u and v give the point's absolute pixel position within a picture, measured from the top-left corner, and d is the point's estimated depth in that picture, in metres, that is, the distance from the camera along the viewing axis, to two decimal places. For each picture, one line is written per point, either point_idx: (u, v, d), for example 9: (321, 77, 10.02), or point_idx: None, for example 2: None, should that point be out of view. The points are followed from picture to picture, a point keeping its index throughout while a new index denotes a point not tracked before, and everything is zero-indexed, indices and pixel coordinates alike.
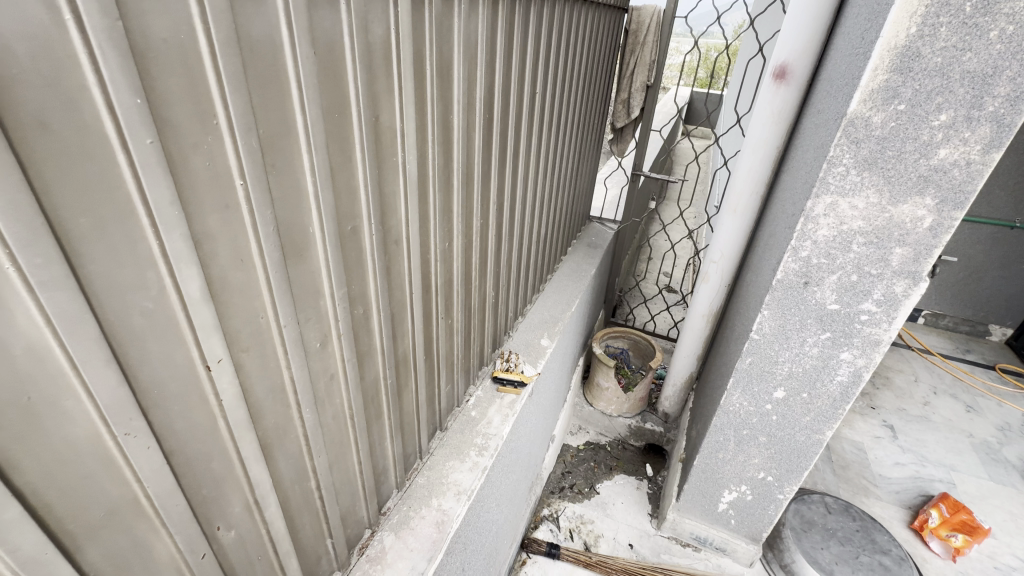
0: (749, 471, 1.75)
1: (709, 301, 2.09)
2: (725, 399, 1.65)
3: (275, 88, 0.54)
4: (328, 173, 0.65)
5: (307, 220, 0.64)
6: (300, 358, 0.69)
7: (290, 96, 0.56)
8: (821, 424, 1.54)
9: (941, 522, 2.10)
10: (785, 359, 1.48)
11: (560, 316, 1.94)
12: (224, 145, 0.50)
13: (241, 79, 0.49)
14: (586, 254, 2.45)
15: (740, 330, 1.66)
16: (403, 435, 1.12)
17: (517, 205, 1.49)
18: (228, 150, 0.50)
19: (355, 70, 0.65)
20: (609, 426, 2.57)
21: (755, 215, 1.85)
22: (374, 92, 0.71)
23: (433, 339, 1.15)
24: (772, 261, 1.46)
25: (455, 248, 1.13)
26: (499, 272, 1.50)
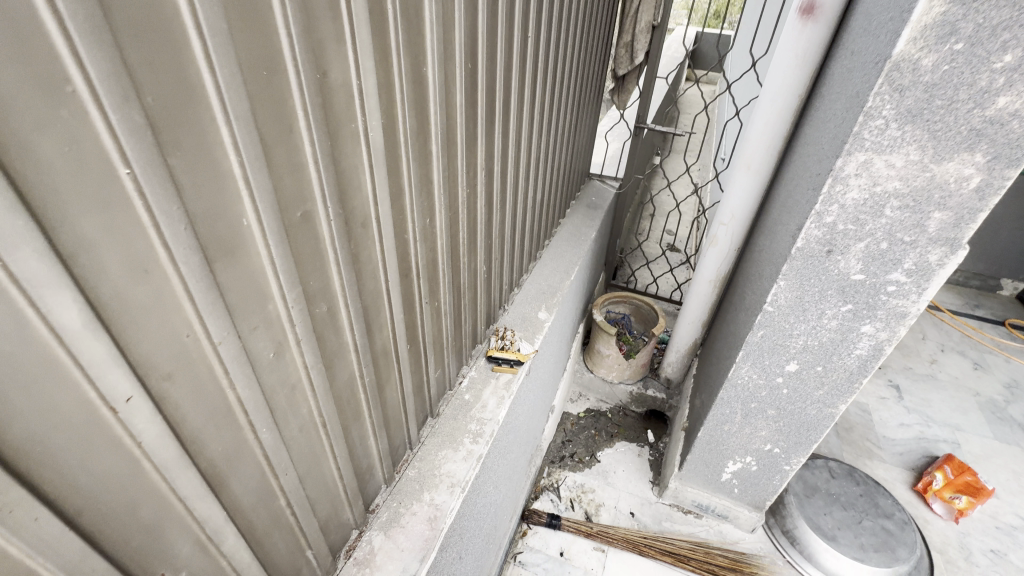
0: (755, 442, 1.69)
1: (717, 266, 1.96)
2: (733, 372, 1.56)
3: (163, 37, 0.40)
4: (258, 149, 0.51)
5: (236, 210, 0.51)
6: (248, 374, 0.58)
7: (190, 48, 0.42)
8: (834, 398, 1.46)
9: (945, 484, 2.08)
10: (800, 331, 1.38)
11: (558, 286, 1.82)
12: (90, 124, 0.36)
13: (101, 27, 0.35)
14: (585, 215, 2.30)
15: (750, 299, 1.55)
16: (390, 429, 1.03)
17: (508, 169, 1.33)
18: (99, 130, 0.37)
19: (284, 10, 0.50)
20: (610, 392, 2.51)
21: (771, 172, 1.69)
22: (316, 39, 0.55)
23: (418, 326, 1.04)
24: (790, 226, 1.33)
25: (439, 223, 0.99)
26: (490, 244, 1.37)
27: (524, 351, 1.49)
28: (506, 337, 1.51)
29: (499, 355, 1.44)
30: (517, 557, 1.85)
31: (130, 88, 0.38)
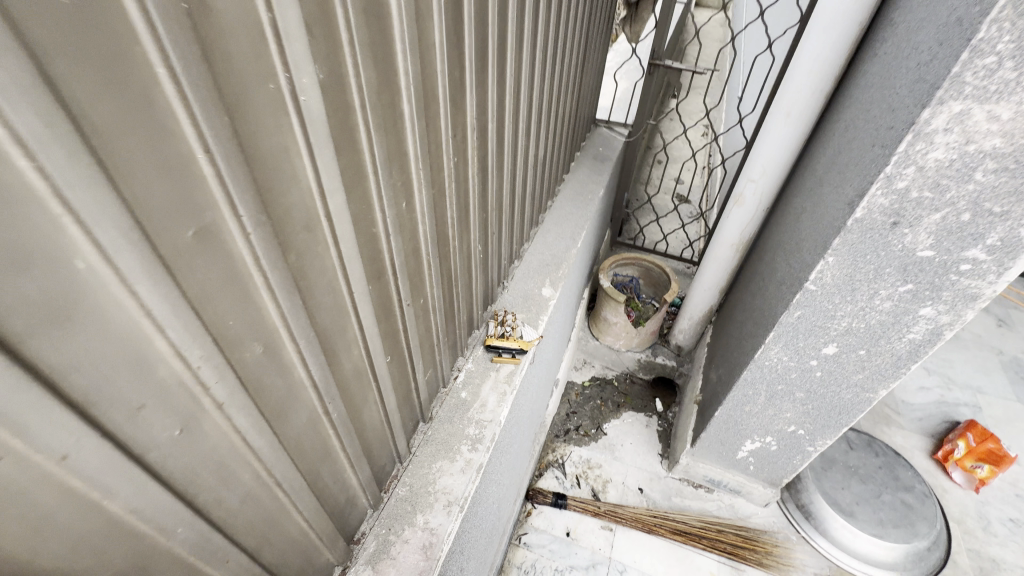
0: (778, 423, 1.57)
1: (741, 228, 1.75)
2: (760, 353, 1.40)
3: None
4: (81, 146, 0.30)
5: (55, 251, 0.30)
6: (139, 472, 0.41)
7: None
8: (874, 383, 1.30)
9: (966, 452, 1.98)
10: (845, 312, 1.20)
11: (564, 255, 1.61)
12: None
13: None
14: (592, 169, 2.04)
15: (785, 272, 1.35)
16: (372, 454, 0.87)
17: (506, 125, 1.08)
18: None
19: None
20: (617, 360, 2.37)
21: (813, 120, 1.43)
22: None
23: (400, 332, 0.85)
24: (845, 191, 1.11)
25: (421, 208, 0.78)
26: (487, 219, 1.15)
27: (527, 338, 1.31)
28: (507, 321, 1.32)
29: (497, 343, 1.26)
30: (522, 538, 1.78)
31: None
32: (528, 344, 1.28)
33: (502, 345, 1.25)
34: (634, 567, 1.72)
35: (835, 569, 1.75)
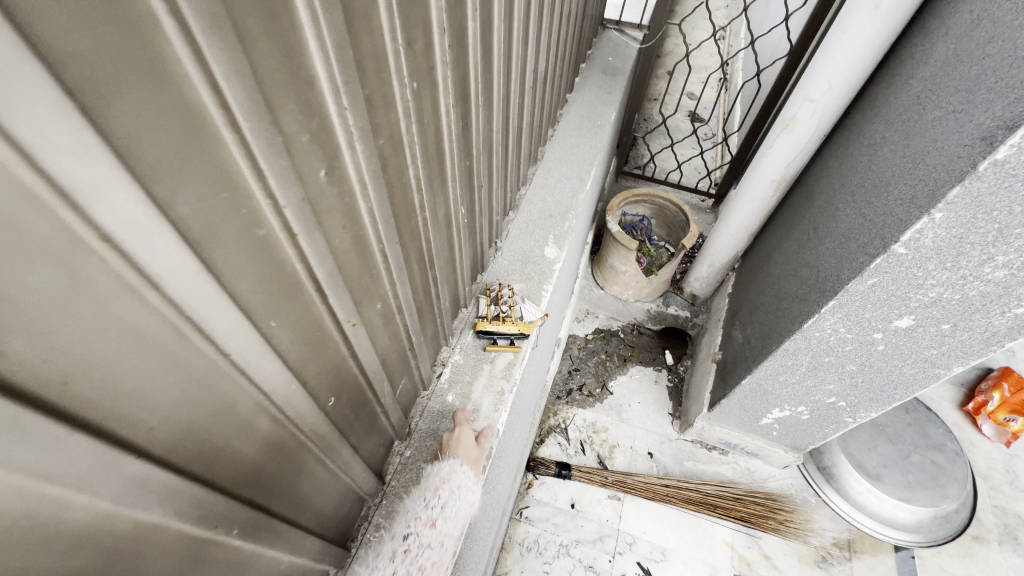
0: (816, 394, 1.36)
1: (787, 162, 1.42)
2: (811, 324, 1.15)
3: None
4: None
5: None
6: None
7: None
8: (951, 359, 1.07)
9: (1000, 404, 1.83)
10: (937, 281, 0.93)
11: (570, 202, 1.29)
12: None
13: None
14: (602, 87, 1.65)
15: (855, 224, 1.06)
16: (322, 517, 0.63)
17: (497, 26, 0.72)
18: None
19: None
20: (623, 309, 2.13)
21: (911, 14, 1.05)
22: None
23: (348, 363, 0.57)
24: (975, 121, 0.79)
25: (359, 176, 0.47)
26: (473, 170, 0.82)
27: (528, 318, 1.03)
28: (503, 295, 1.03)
29: (489, 326, 0.98)
30: (523, 512, 1.64)
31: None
32: (528, 326, 1.01)
33: (495, 327, 0.98)
34: (645, 538, 1.61)
35: (855, 532, 1.65)
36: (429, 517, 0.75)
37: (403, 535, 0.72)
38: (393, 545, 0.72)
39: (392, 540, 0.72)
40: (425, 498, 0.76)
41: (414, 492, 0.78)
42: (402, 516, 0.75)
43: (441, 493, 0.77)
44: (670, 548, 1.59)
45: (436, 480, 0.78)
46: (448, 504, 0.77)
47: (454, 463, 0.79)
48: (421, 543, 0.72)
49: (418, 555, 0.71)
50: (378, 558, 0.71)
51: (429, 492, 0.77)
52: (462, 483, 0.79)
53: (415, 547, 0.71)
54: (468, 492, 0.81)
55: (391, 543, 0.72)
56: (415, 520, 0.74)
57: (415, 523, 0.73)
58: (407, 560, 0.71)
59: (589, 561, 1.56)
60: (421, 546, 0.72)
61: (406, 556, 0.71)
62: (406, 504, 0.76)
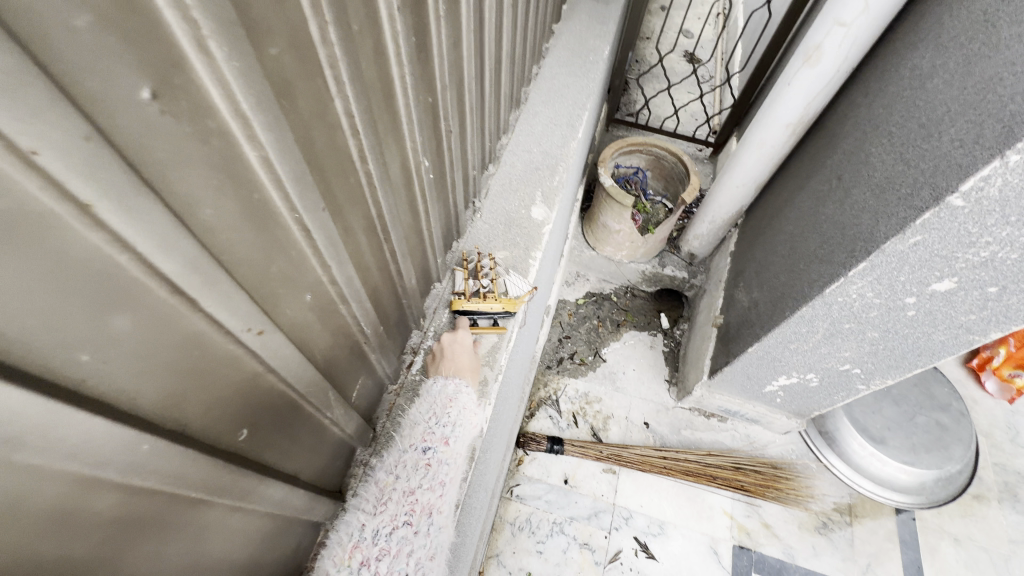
0: (828, 362, 1.25)
1: (806, 101, 1.24)
2: (835, 289, 1.01)
3: None
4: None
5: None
6: None
7: None
8: (989, 325, 0.95)
9: (1005, 360, 1.75)
10: (994, 239, 0.79)
11: (560, 153, 1.10)
12: None
13: None
14: (594, 16, 1.42)
15: (896, 173, 0.90)
16: (254, 564, 0.50)
17: None
18: None
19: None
20: (617, 271, 1.98)
21: None
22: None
23: (260, 382, 0.40)
24: None
25: (236, 107, 0.28)
26: (439, 110, 0.64)
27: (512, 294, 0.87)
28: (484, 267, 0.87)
29: (469, 305, 0.82)
30: (514, 491, 1.55)
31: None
32: (514, 304, 0.86)
33: (476, 307, 0.82)
34: (641, 512, 1.54)
35: (856, 496, 1.60)
36: (443, 433, 0.68)
37: (420, 449, 0.65)
38: (411, 459, 0.65)
39: (408, 453, 0.65)
40: (436, 414, 0.68)
41: (419, 406, 0.69)
42: (413, 430, 0.67)
43: (451, 410, 0.70)
44: (668, 521, 1.52)
45: (444, 396, 0.70)
46: (461, 420, 0.70)
47: (454, 371, 0.74)
48: (439, 459, 0.66)
49: (438, 471, 0.65)
50: (398, 473, 0.64)
51: (438, 409, 0.69)
52: (470, 401, 0.73)
53: (434, 462, 0.65)
54: (477, 411, 0.74)
55: (408, 457, 0.65)
56: (430, 435, 0.67)
57: (431, 438, 0.66)
58: (428, 475, 0.64)
59: (584, 538, 1.48)
60: (440, 462, 0.65)
61: (427, 472, 0.64)
62: (412, 418, 0.68)
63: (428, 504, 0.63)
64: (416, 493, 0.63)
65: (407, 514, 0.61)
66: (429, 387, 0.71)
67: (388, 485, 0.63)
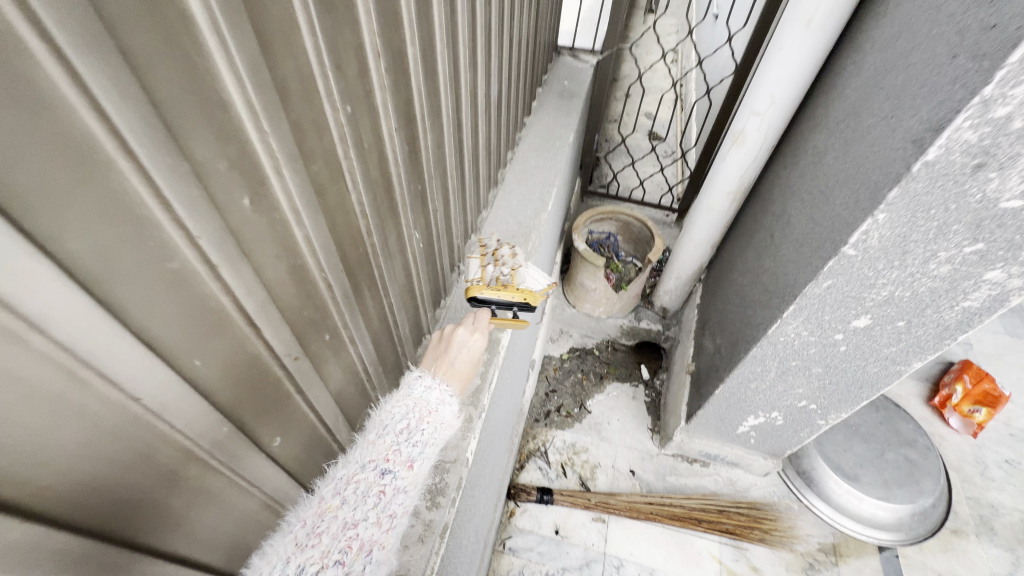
0: (787, 399, 1.38)
1: (740, 173, 1.47)
2: (774, 330, 1.16)
3: None
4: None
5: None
6: None
7: None
8: (910, 355, 1.09)
9: (963, 396, 1.89)
10: (887, 280, 0.96)
11: (532, 222, 1.29)
12: None
13: None
14: (559, 109, 1.68)
15: (807, 230, 1.10)
16: None
17: (439, 49, 0.72)
18: None
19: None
20: (597, 327, 2.14)
21: (839, 30, 1.12)
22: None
23: (292, 402, 0.54)
24: (904, 125, 0.82)
25: (293, 205, 0.44)
26: (426, 193, 0.81)
27: (532, 287, 1.00)
28: (504, 260, 1.00)
29: (487, 293, 0.95)
30: (506, 543, 1.59)
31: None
32: (535, 297, 0.98)
33: (495, 295, 0.95)
34: (632, 560, 1.57)
35: (839, 535, 1.65)
36: (409, 454, 0.60)
37: (379, 470, 0.56)
38: (366, 481, 0.55)
39: (364, 472, 0.56)
40: (407, 428, 0.61)
41: (394, 412, 0.62)
42: (374, 445, 0.59)
43: (424, 426, 0.63)
44: (659, 568, 1.55)
45: (423, 406, 0.64)
46: (430, 439, 0.63)
47: (444, 373, 0.74)
48: (397, 486, 0.57)
49: (391, 500, 0.57)
50: (346, 498, 0.54)
51: (411, 422, 0.62)
52: (448, 417, 0.67)
53: (390, 489, 0.57)
54: (452, 422, 0.68)
55: (363, 477, 0.55)
56: (395, 454, 0.58)
57: (394, 458, 0.58)
58: (378, 504, 0.55)
59: None
60: (396, 490, 0.57)
61: (378, 500, 0.56)
62: (381, 424, 0.60)
63: (371, 539, 0.54)
64: (359, 527, 0.53)
65: (342, 552, 0.51)
66: (410, 389, 0.66)
67: (329, 510, 0.53)
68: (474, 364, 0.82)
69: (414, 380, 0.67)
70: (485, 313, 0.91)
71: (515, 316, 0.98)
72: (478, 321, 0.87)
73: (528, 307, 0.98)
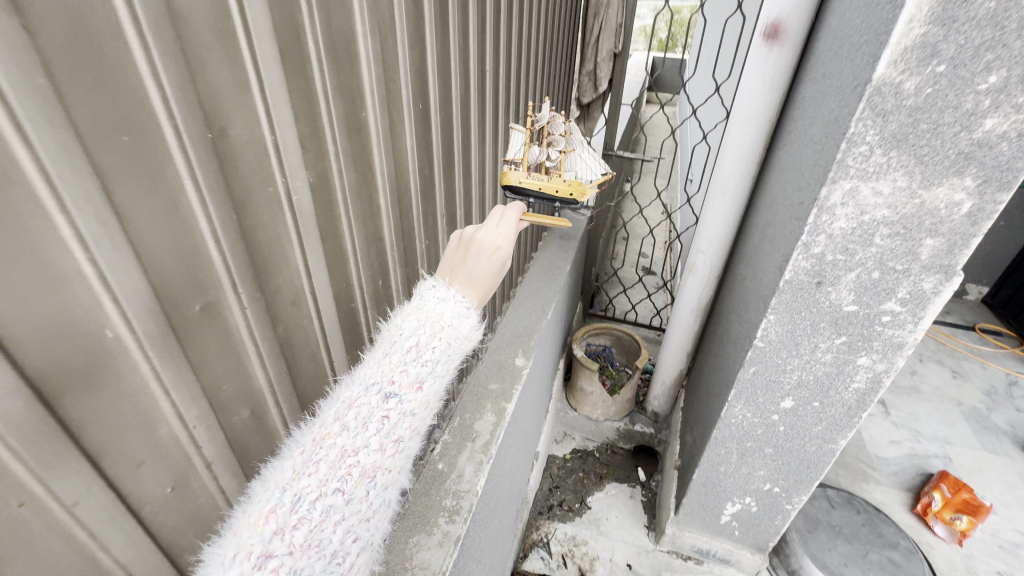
0: (754, 483, 1.59)
1: (698, 294, 1.89)
2: (725, 412, 1.47)
3: None
4: (99, 201, 0.36)
5: (78, 301, 0.36)
6: (128, 523, 0.44)
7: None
8: (834, 434, 1.37)
9: (944, 504, 2.01)
10: (793, 366, 1.30)
11: (535, 326, 1.70)
12: None
13: None
14: (559, 247, 2.20)
15: (738, 333, 1.47)
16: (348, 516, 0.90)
17: (474, 209, 1.22)
18: None
19: (128, 2, 0.35)
20: (597, 430, 2.39)
21: (745, 197, 1.65)
22: (198, 66, 0.42)
23: None
24: (775, 257, 1.26)
25: (397, 287, 0.87)
26: None
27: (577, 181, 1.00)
28: (551, 149, 1.02)
29: (525, 181, 0.96)
30: None
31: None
32: (577, 191, 0.99)
33: (534, 186, 0.96)
34: None
35: None
36: (415, 377, 0.61)
37: (383, 394, 0.58)
38: (368, 405, 0.57)
39: (368, 396, 0.58)
40: (414, 350, 0.61)
41: (403, 331, 0.63)
42: (380, 367, 0.60)
43: (433, 345, 0.63)
44: None
45: (432, 324, 0.64)
46: (439, 358, 0.64)
47: (459, 285, 0.69)
48: (402, 409, 0.59)
49: (395, 424, 0.58)
50: (346, 425, 0.56)
51: (419, 341, 0.62)
52: (461, 333, 0.67)
53: (395, 412, 0.58)
54: (467, 336, 0.68)
55: (365, 402, 0.57)
56: (400, 377, 0.60)
57: (399, 381, 0.60)
58: (381, 430, 0.57)
59: None
60: (400, 412, 0.59)
61: (381, 425, 0.57)
62: (387, 349, 0.62)
63: (373, 465, 0.56)
64: (359, 454, 0.55)
65: (341, 479, 0.53)
66: (422, 302, 0.66)
67: (330, 437, 0.55)
68: (500, 269, 0.74)
69: (427, 292, 0.67)
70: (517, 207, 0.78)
71: (555, 210, 0.98)
72: (505, 222, 0.75)
73: (571, 202, 0.98)
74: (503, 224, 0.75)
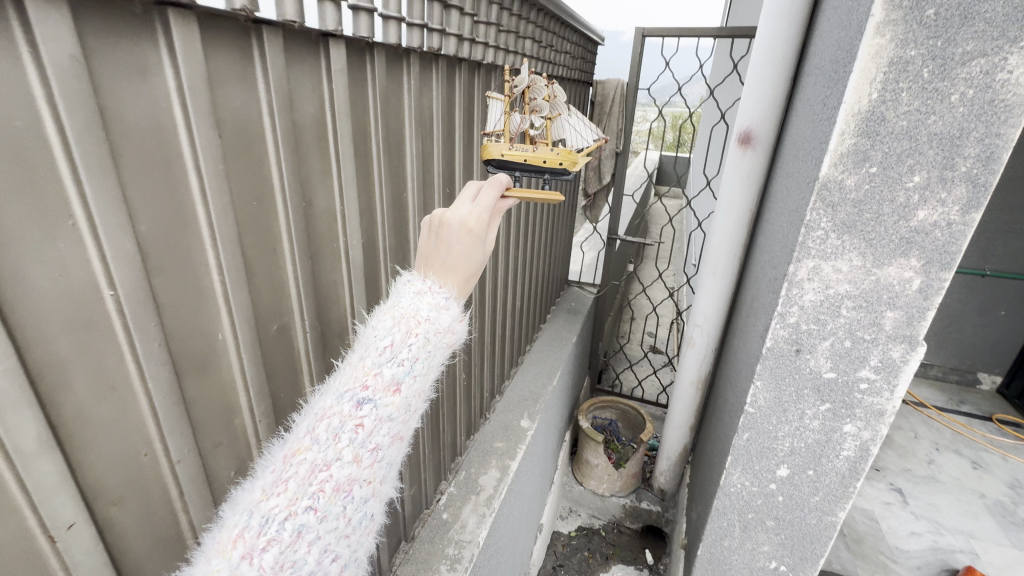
0: (759, 560, 1.57)
1: (697, 366, 1.99)
2: (724, 480, 1.50)
3: (167, 190, 0.46)
4: (233, 241, 0.53)
5: (207, 309, 0.52)
6: (203, 491, 0.56)
7: (189, 195, 0.48)
8: (832, 505, 1.39)
9: None
10: (784, 433, 1.37)
11: (541, 391, 1.80)
12: (93, 262, 0.41)
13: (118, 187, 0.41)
14: (566, 321, 2.35)
15: (732, 401, 1.55)
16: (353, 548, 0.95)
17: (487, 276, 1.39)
18: (98, 266, 0.41)
19: (270, 118, 0.55)
20: (602, 507, 2.35)
21: (735, 276, 1.81)
22: (302, 156, 0.61)
23: None
24: (759, 328, 1.39)
25: None
26: (471, 351, 1.38)
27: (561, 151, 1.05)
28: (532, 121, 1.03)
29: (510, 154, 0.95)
30: None
31: (111, 172, 0.41)
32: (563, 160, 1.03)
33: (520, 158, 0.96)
34: None
35: None
36: (390, 380, 0.60)
37: (356, 402, 0.58)
38: (340, 415, 0.58)
39: (341, 406, 0.58)
40: (388, 351, 0.61)
41: (378, 332, 0.63)
42: (354, 373, 0.60)
43: (410, 342, 0.62)
44: None
45: (408, 323, 0.63)
46: (417, 357, 0.63)
47: (435, 274, 0.67)
48: (377, 415, 0.59)
49: (370, 433, 0.58)
50: (316, 438, 0.56)
51: (394, 343, 0.62)
52: (441, 327, 0.66)
53: (368, 420, 0.58)
54: (449, 329, 0.67)
55: (337, 411, 0.58)
56: (374, 381, 0.60)
57: (373, 386, 0.59)
58: (354, 441, 0.57)
59: None
60: (375, 419, 0.59)
61: (354, 435, 0.58)
62: (360, 356, 0.61)
63: (347, 479, 0.57)
64: (331, 467, 0.56)
65: (312, 497, 0.55)
66: (397, 301, 0.65)
67: (300, 453, 0.56)
68: (479, 243, 0.70)
69: (403, 288, 0.66)
70: (497, 181, 0.72)
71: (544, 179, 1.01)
72: (480, 197, 0.71)
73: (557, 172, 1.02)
74: (477, 199, 0.70)
